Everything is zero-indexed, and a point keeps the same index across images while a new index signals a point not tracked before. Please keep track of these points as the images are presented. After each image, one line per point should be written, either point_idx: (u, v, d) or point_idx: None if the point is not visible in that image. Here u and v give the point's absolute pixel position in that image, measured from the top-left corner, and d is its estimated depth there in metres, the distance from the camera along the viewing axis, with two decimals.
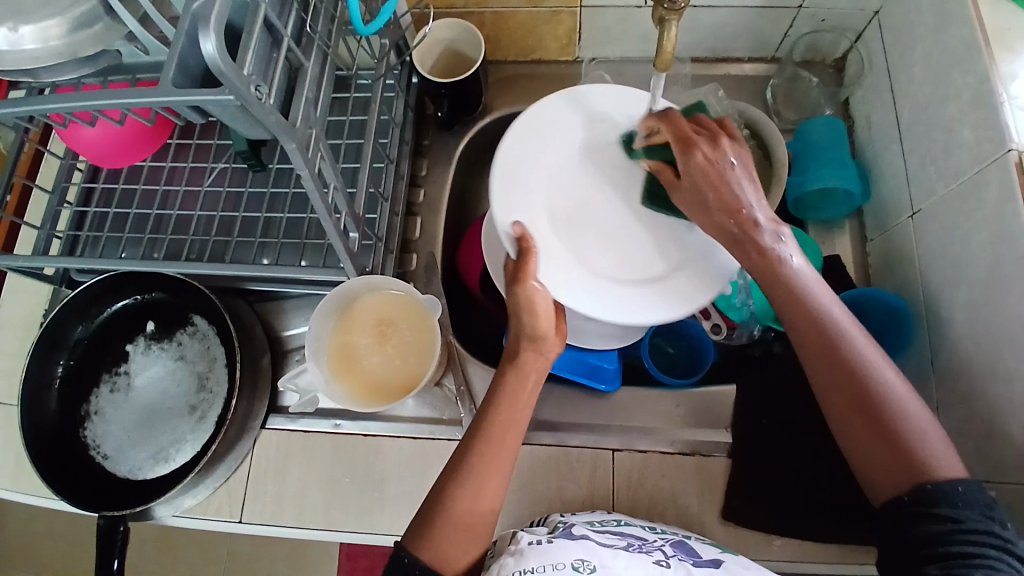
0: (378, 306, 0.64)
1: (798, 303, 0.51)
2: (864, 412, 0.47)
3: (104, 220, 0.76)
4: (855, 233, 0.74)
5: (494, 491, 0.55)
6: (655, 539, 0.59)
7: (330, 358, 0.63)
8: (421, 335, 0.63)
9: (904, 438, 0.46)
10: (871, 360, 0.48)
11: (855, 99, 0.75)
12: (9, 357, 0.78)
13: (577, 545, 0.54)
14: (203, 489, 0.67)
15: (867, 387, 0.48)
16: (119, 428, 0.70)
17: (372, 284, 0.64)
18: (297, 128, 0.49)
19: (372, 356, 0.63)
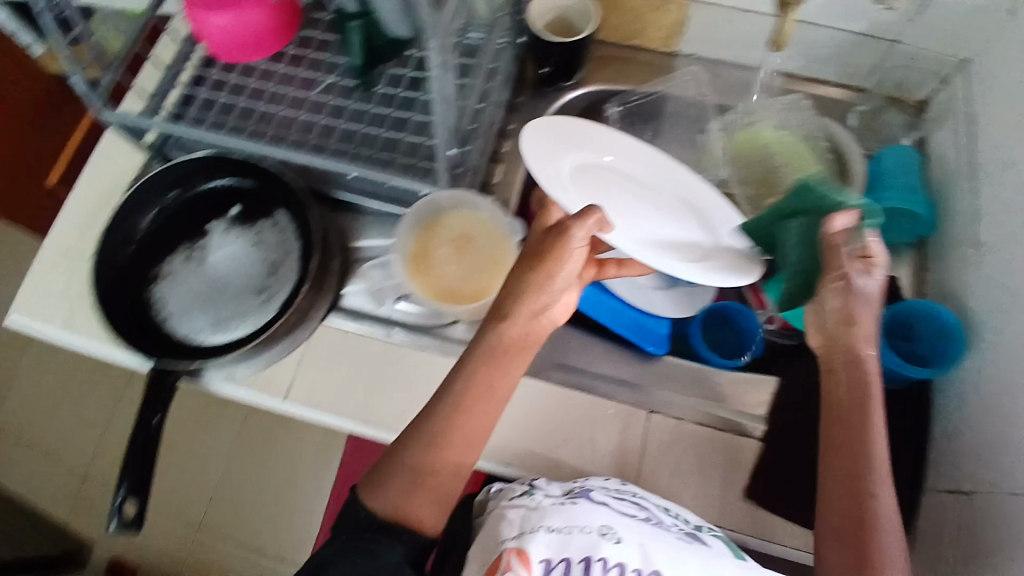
0: (461, 222, 0.70)
1: (843, 422, 0.57)
2: (853, 520, 0.54)
3: (209, 104, 0.80)
4: (915, 262, 0.76)
5: (469, 448, 0.60)
6: (669, 518, 0.61)
7: (409, 262, 0.68)
8: (496, 254, 0.69)
9: (874, 552, 0.53)
10: (882, 494, 0.55)
11: (934, 137, 0.78)
12: (80, 208, 0.79)
13: (599, 511, 0.59)
14: (256, 363, 0.70)
15: (868, 506, 0.54)
16: (186, 296, 0.74)
17: (461, 199, 0.69)
18: (440, 29, 0.53)
19: (448, 265, 0.69)
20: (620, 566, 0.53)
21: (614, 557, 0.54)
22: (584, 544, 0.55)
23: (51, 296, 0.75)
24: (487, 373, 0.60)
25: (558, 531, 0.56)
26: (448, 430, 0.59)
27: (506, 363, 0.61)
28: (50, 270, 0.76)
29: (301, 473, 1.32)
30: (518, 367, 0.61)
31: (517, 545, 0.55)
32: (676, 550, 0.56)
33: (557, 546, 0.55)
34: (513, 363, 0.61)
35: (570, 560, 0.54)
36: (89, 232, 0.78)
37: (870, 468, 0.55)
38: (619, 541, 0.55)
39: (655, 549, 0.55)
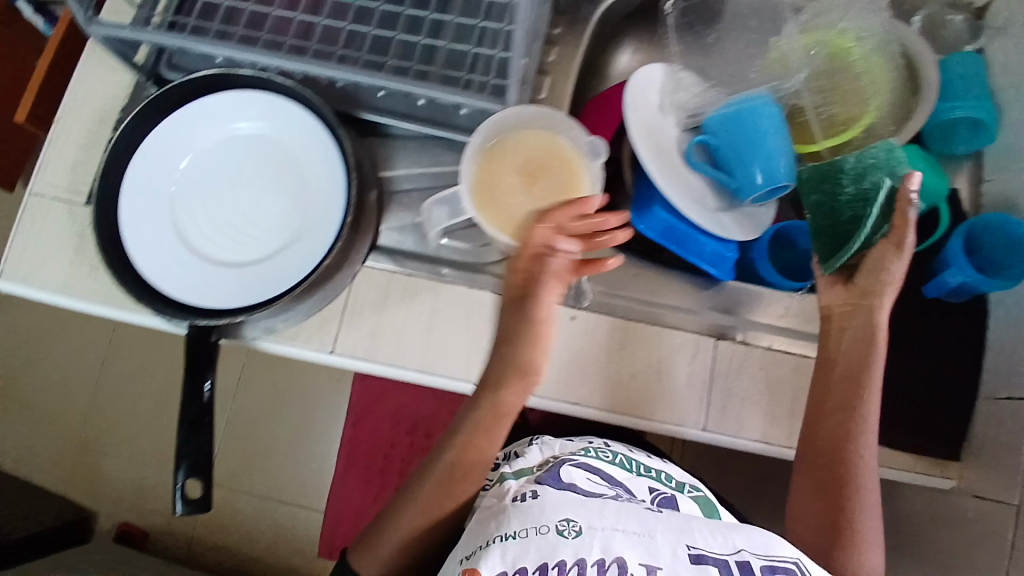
0: (531, 146, 0.57)
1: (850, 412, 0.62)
2: (831, 480, 0.61)
3: (205, 10, 0.66)
4: (973, 174, 0.75)
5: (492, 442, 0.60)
6: (644, 496, 0.56)
7: (474, 190, 0.56)
8: (571, 181, 0.57)
9: (844, 499, 0.61)
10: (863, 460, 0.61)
11: (999, 44, 0.74)
12: (60, 147, 0.67)
13: (563, 498, 0.50)
14: (295, 313, 0.64)
15: (851, 460, 0.61)
16: (208, 230, 0.65)
17: (538, 117, 0.57)
18: None
19: (518, 196, 0.56)
20: (580, 566, 0.43)
21: (575, 557, 0.44)
22: (542, 549, 0.44)
23: (47, 255, 0.64)
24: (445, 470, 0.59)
25: (517, 539, 0.46)
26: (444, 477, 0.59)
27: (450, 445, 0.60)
28: (38, 224, 0.65)
29: (313, 410, 1.28)
30: (479, 445, 0.59)
31: (471, 566, 0.46)
32: (651, 528, 0.47)
33: (514, 557, 0.44)
34: (485, 429, 0.59)
35: (525, 573, 0.43)
36: (75, 175, 0.66)
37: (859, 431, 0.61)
38: (580, 532, 0.45)
39: (623, 535, 0.46)
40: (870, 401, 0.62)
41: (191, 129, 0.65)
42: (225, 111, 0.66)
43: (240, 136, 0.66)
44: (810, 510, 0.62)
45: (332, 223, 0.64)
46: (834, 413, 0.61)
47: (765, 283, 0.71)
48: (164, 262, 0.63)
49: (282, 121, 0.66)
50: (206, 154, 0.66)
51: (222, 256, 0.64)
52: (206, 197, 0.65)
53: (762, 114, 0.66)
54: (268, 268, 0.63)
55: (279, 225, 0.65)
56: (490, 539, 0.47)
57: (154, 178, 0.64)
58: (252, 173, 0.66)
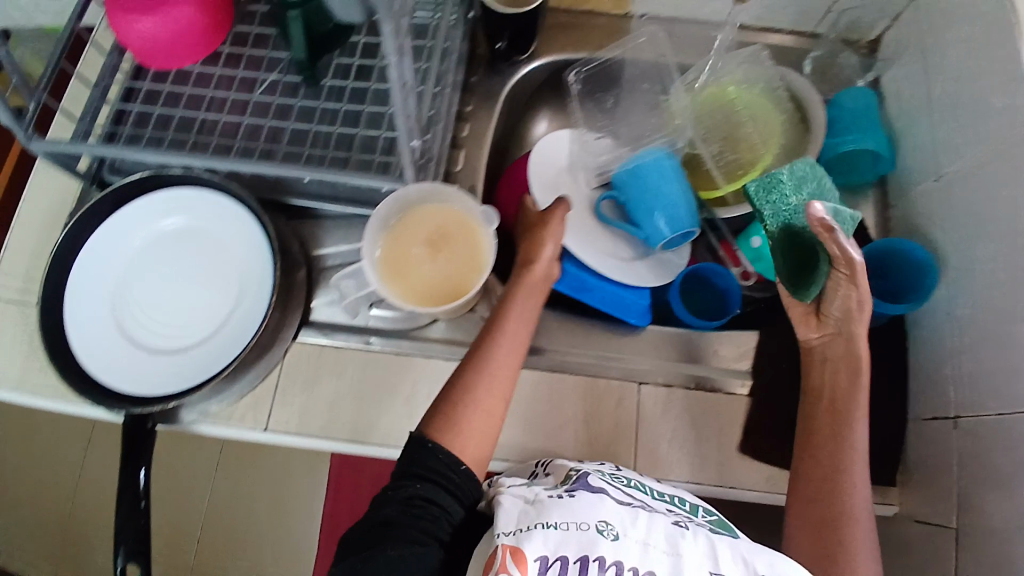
0: (430, 217, 0.61)
1: (838, 426, 0.61)
2: (827, 495, 0.59)
3: (146, 118, 0.73)
4: (878, 200, 0.76)
5: (504, 385, 0.62)
6: (671, 506, 0.58)
7: (382, 265, 0.60)
8: (471, 245, 0.61)
9: (835, 511, 0.58)
10: (859, 483, 0.59)
11: (886, 77, 0.77)
12: (21, 253, 0.74)
13: (597, 501, 0.54)
14: (230, 394, 0.68)
15: (846, 475, 0.59)
16: (145, 321, 0.70)
17: (431, 191, 0.61)
18: (390, 6, 0.46)
19: (424, 265, 0.60)
20: (617, 566, 0.49)
21: (614, 555, 0.50)
22: (585, 542, 0.50)
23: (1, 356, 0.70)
24: (456, 438, 0.58)
25: (559, 529, 0.50)
26: (464, 407, 0.60)
27: (461, 419, 0.59)
28: None
29: (295, 486, 1.28)
30: (482, 416, 0.59)
31: (513, 539, 0.50)
32: (679, 545, 0.51)
33: (557, 543, 0.50)
34: (503, 357, 0.63)
35: (567, 560, 0.49)
36: (31, 277, 0.73)
37: (854, 448, 0.60)
38: (616, 538, 0.51)
39: (656, 545, 0.51)
40: (858, 430, 0.61)
41: (124, 231, 0.72)
42: (150, 210, 0.72)
43: (167, 231, 0.72)
44: (801, 549, 0.58)
45: (259, 309, 0.68)
46: (817, 441, 0.61)
47: (684, 325, 0.75)
48: (104, 356, 0.67)
49: (202, 211, 0.71)
50: (138, 252, 0.72)
51: (161, 343, 0.69)
52: (142, 291, 0.71)
53: (653, 168, 0.70)
54: (204, 347, 0.68)
55: (211, 306, 0.70)
56: (531, 526, 0.51)
57: (91, 280, 0.70)
58: (181, 262, 0.71)
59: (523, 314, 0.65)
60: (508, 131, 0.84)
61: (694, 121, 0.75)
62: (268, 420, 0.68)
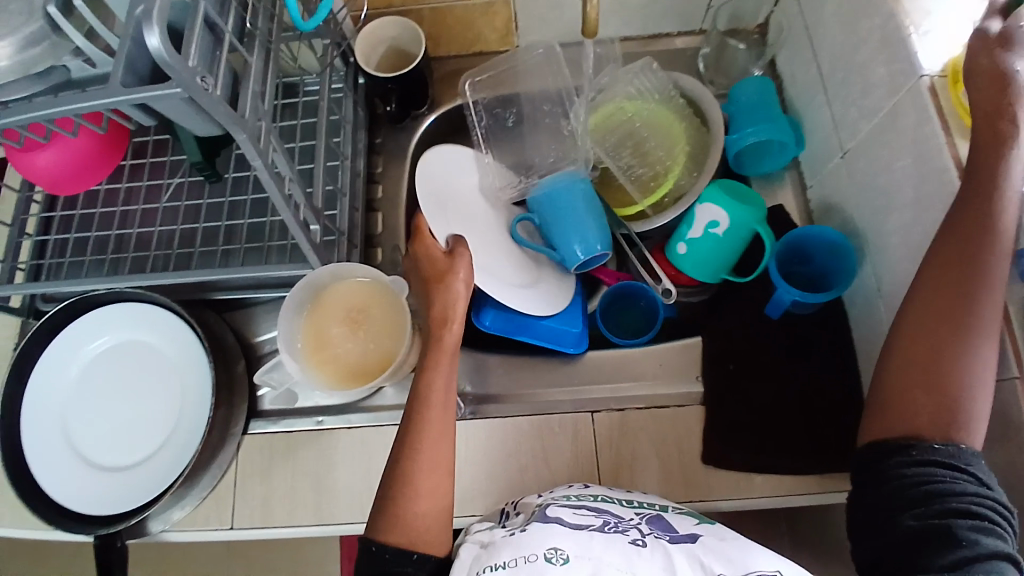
0: (341, 295, 0.64)
1: (953, 276, 0.50)
2: (926, 351, 0.51)
3: (65, 245, 0.75)
4: (796, 183, 0.76)
5: (442, 449, 0.56)
6: (632, 517, 0.56)
7: (302, 349, 0.63)
8: (386, 315, 0.64)
9: (932, 366, 0.50)
10: (979, 343, 0.49)
11: (779, 59, 0.78)
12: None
13: (549, 530, 0.50)
14: (190, 500, 0.68)
15: (961, 324, 0.49)
16: (99, 440, 0.71)
17: (338, 271, 0.64)
18: (247, 120, 0.50)
19: (342, 343, 0.63)
20: None
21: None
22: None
23: None
24: (401, 509, 0.54)
25: (507, 567, 0.47)
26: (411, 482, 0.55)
27: (403, 493, 0.54)
28: None
29: None
30: (426, 480, 0.55)
31: None
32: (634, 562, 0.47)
33: None
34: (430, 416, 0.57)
35: None
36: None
37: (979, 296, 0.49)
38: (567, 560, 0.47)
39: (609, 564, 0.47)
40: (995, 266, 0.49)
41: (62, 357, 0.73)
42: (86, 333, 0.74)
43: (107, 349, 0.75)
44: (907, 407, 0.50)
45: (206, 412, 0.71)
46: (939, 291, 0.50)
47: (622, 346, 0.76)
48: (62, 483, 0.68)
49: (137, 323, 0.74)
50: (81, 374, 0.74)
51: (119, 458, 0.71)
52: (91, 413, 0.72)
53: (573, 192, 0.71)
54: (163, 452, 0.71)
55: (163, 411, 0.73)
56: (481, 570, 0.48)
57: (37, 412, 0.71)
58: (126, 376, 0.74)
59: (445, 385, 0.58)
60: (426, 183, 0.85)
61: (598, 143, 0.76)
62: (231, 518, 0.68)
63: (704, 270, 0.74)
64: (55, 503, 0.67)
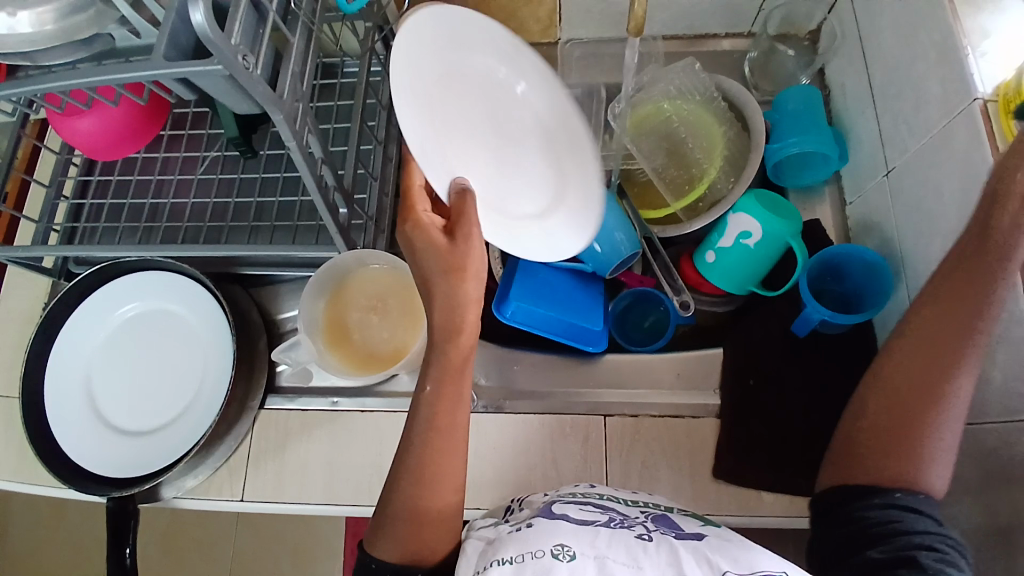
0: (365, 283, 0.65)
1: (924, 336, 0.52)
2: (901, 417, 0.51)
3: (100, 210, 0.77)
4: (835, 198, 0.74)
5: (458, 460, 0.54)
6: (637, 514, 0.55)
7: (323, 333, 0.63)
8: (407, 307, 0.64)
9: (908, 431, 0.50)
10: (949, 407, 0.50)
11: (829, 68, 0.75)
12: (6, 350, 0.81)
13: (554, 528, 0.49)
14: (204, 469, 0.69)
15: (929, 389, 0.51)
16: (120, 404, 0.73)
17: (362, 258, 0.64)
18: (285, 100, 0.50)
19: (364, 331, 0.64)
20: None
21: None
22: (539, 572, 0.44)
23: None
24: (403, 531, 0.52)
25: (512, 564, 0.45)
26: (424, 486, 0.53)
27: (402, 509, 0.52)
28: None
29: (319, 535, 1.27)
30: (439, 493, 0.53)
31: None
32: (639, 559, 0.46)
33: None
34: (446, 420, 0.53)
35: None
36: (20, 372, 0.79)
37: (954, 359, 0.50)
38: (573, 558, 0.46)
39: (615, 560, 0.46)
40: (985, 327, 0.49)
41: (89, 322, 0.75)
42: (112, 299, 0.75)
43: (132, 316, 0.76)
44: (878, 459, 0.51)
45: (223, 386, 0.72)
46: (912, 341, 0.52)
47: (641, 350, 0.75)
48: (82, 443, 0.70)
49: (162, 291, 0.75)
50: (106, 339, 0.75)
51: (139, 423, 0.72)
52: (114, 377, 0.74)
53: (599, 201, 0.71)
54: (182, 421, 0.72)
55: (183, 381, 0.74)
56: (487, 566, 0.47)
57: (62, 373, 0.73)
58: (150, 344, 0.75)
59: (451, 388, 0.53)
60: None
61: (633, 143, 0.75)
62: (242, 491, 0.69)
63: (731, 282, 0.73)
64: (72, 463, 0.68)
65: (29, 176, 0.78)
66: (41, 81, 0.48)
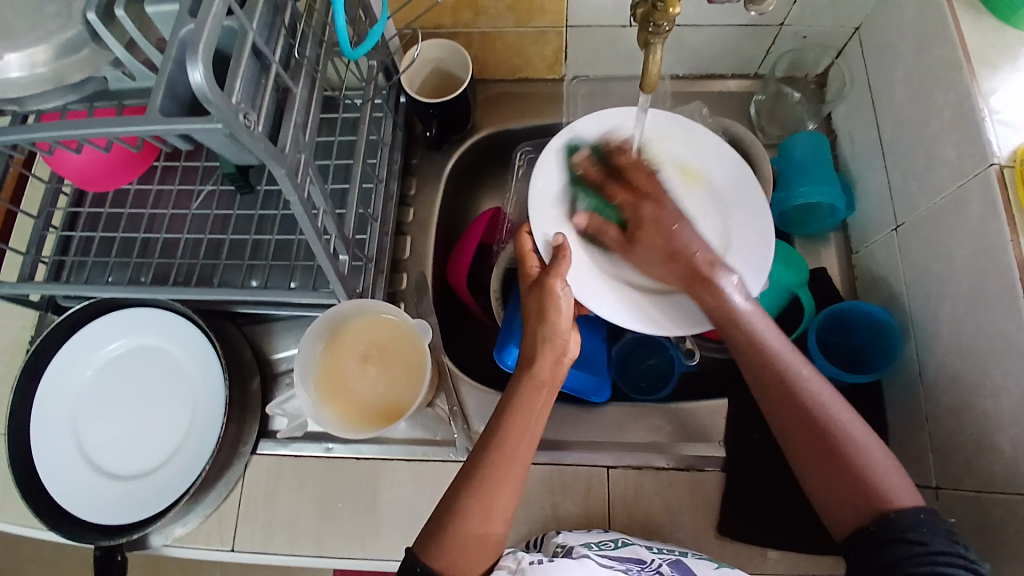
0: (365, 332, 0.63)
1: (753, 345, 0.55)
2: (819, 446, 0.49)
3: (89, 244, 0.74)
4: (841, 247, 0.73)
5: (511, 494, 0.53)
6: (653, 558, 0.56)
7: (318, 382, 0.62)
8: (411, 360, 0.63)
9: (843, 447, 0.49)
10: (827, 400, 0.51)
11: (837, 115, 0.74)
12: None
13: (579, 566, 0.51)
14: (193, 516, 0.67)
15: (806, 398, 0.51)
16: (109, 446, 0.71)
17: (361, 308, 0.64)
18: (286, 154, 0.49)
19: (360, 381, 0.62)
20: None
21: None
22: None
23: None
24: (458, 541, 0.50)
25: None
26: (478, 508, 0.52)
27: (455, 522, 0.51)
28: None
29: None
30: (484, 520, 0.51)
31: None
32: None
33: None
34: (514, 447, 0.54)
35: None
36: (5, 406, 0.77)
37: (781, 359, 0.53)
38: None
39: None
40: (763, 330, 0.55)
41: (75, 360, 0.72)
42: (100, 337, 0.73)
43: (120, 354, 0.74)
44: (839, 513, 0.48)
45: (215, 428, 0.70)
46: (778, 385, 0.52)
47: (643, 399, 0.74)
48: (65, 488, 0.67)
49: (153, 330, 0.73)
50: (93, 378, 0.73)
51: (126, 467, 0.70)
52: (100, 418, 0.72)
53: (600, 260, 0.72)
54: (171, 466, 0.69)
55: (172, 423, 0.72)
56: None
57: (46, 413, 0.70)
58: (139, 383, 0.73)
59: (524, 414, 0.55)
60: (457, 208, 0.84)
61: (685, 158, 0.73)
62: (233, 539, 0.67)
63: None
64: (56, 506, 0.66)
65: (16, 207, 0.76)
66: (30, 130, 0.45)
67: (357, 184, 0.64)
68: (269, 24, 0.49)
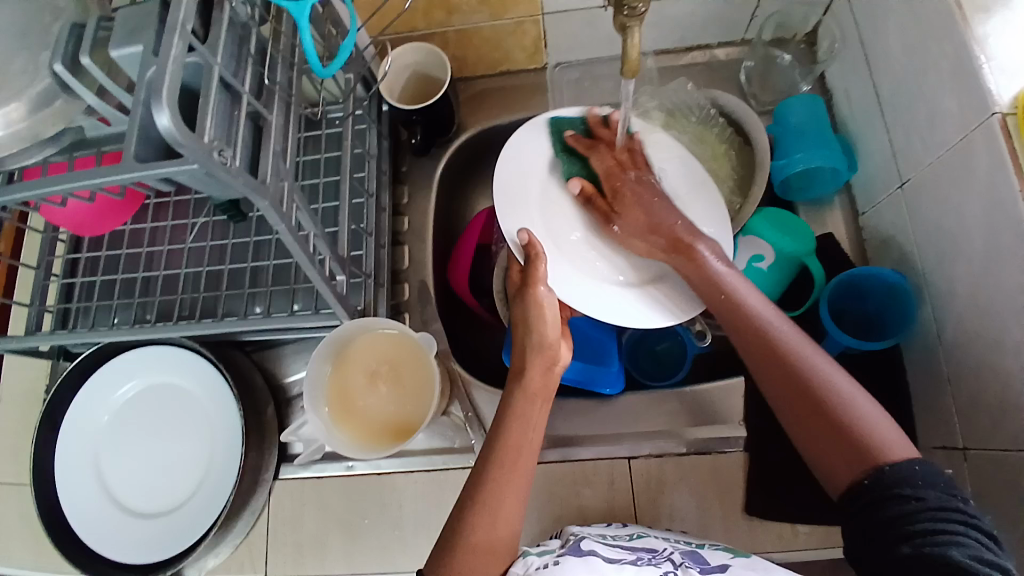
0: (367, 351, 0.63)
1: (739, 313, 0.55)
2: (808, 402, 0.49)
3: (92, 288, 0.74)
4: (846, 209, 0.71)
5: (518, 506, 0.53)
6: (665, 547, 0.55)
7: (329, 404, 0.62)
8: (418, 375, 0.63)
9: (834, 405, 0.48)
10: (820, 364, 0.50)
11: (831, 74, 0.72)
12: (14, 435, 0.79)
13: (586, 563, 0.49)
14: (224, 547, 0.68)
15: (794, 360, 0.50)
16: (135, 486, 0.71)
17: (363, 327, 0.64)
18: (268, 185, 0.48)
19: (368, 398, 0.62)
20: None
21: None
22: None
23: (16, 538, 0.74)
24: (465, 556, 0.50)
25: None
26: (484, 519, 0.51)
27: (464, 534, 0.51)
28: (13, 513, 0.76)
29: None
30: (487, 527, 0.51)
31: None
32: None
33: None
34: (515, 453, 0.54)
35: None
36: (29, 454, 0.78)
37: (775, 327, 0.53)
38: None
39: None
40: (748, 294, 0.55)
41: (92, 405, 0.73)
42: (112, 381, 0.73)
43: (134, 395, 0.74)
44: (835, 469, 0.47)
45: (236, 458, 0.70)
46: (768, 348, 0.52)
47: (658, 385, 0.73)
48: (97, 531, 0.68)
49: (163, 367, 0.74)
50: (111, 420, 0.73)
51: (155, 504, 0.71)
52: (123, 460, 0.72)
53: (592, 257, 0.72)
54: (197, 500, 0.70)
55: (193, 457, 0.72)
56: None
57: (69, 460, 0.71)
58: (156, 420, 0.73)
59: (522, 422, 0.55)
60: (452, 211, 0.83)
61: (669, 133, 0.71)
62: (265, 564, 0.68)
63: None
64: (91, 550, 0.67)
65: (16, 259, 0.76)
66: (11, 189, 0.45)
67: (346, 200, 0.63)
68: (235, 56, 0.48)
